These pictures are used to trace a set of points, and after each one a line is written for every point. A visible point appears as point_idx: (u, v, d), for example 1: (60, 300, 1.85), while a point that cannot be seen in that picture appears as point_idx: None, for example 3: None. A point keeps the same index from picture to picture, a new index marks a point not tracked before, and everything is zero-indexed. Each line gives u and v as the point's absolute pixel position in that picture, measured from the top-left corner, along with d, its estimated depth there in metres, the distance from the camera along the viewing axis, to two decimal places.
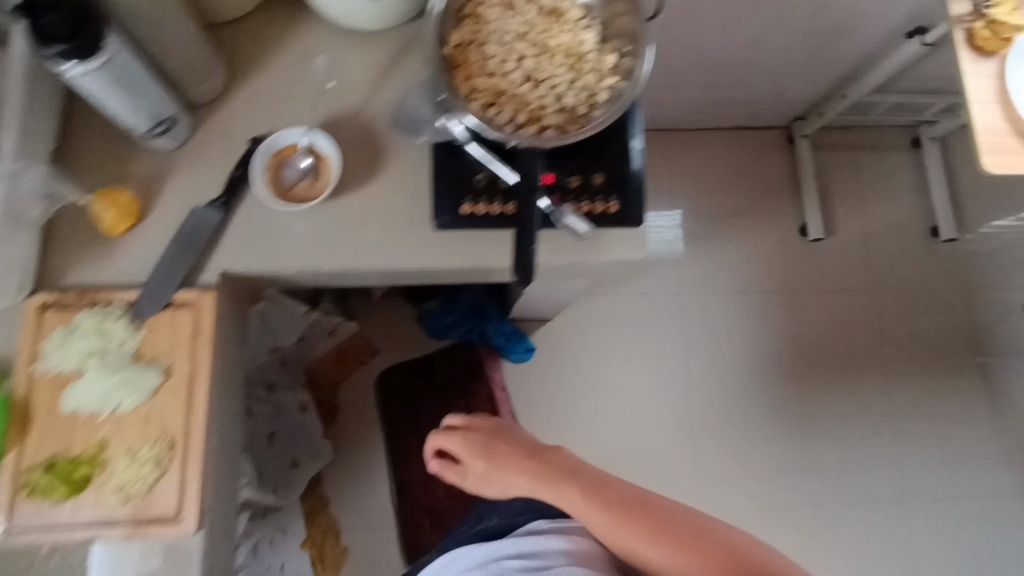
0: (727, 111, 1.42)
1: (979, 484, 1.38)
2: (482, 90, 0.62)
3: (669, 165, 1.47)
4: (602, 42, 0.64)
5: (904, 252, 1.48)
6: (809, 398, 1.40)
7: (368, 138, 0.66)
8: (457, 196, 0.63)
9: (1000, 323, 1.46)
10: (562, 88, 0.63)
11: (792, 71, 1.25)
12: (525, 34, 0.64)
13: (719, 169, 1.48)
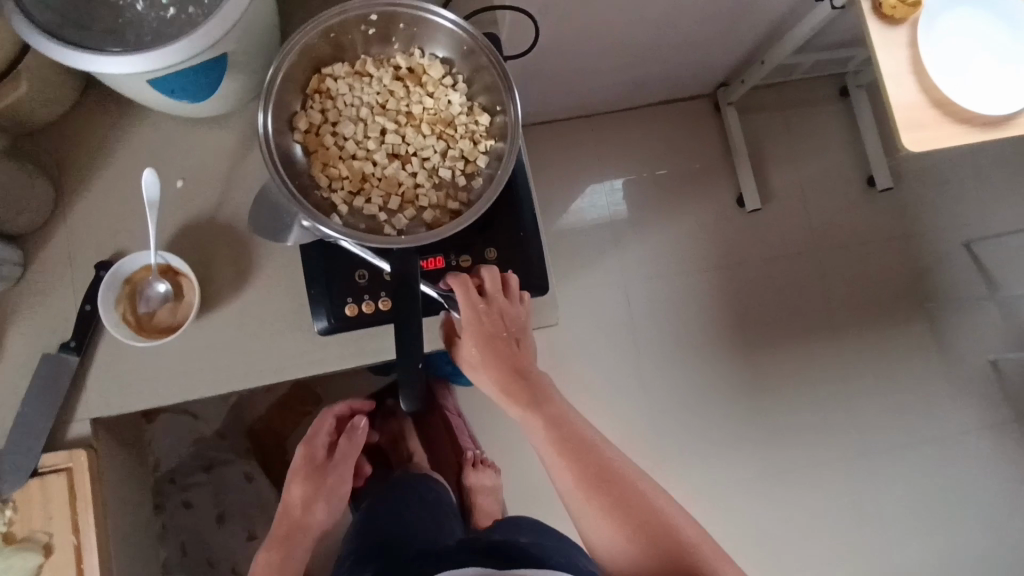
0: (648, 90, 1.37)
1: (938, 427, 1.41)
2: (348, 175, 0.65)
3: (594, 155, 1.44)
4: (466, 102, 0.66)
5: (844, 206, 1.47)
6: (764, 367, 1.41)
7: (226, 246, 0.61)
8: (338, 295, 0.59)
9: (945, 263, 1.47)
10: (431, 158, 0.66)
11: (704, 45, 1.20)
12: (384, 105, 0.66)
13: (647, 149, 1.45)
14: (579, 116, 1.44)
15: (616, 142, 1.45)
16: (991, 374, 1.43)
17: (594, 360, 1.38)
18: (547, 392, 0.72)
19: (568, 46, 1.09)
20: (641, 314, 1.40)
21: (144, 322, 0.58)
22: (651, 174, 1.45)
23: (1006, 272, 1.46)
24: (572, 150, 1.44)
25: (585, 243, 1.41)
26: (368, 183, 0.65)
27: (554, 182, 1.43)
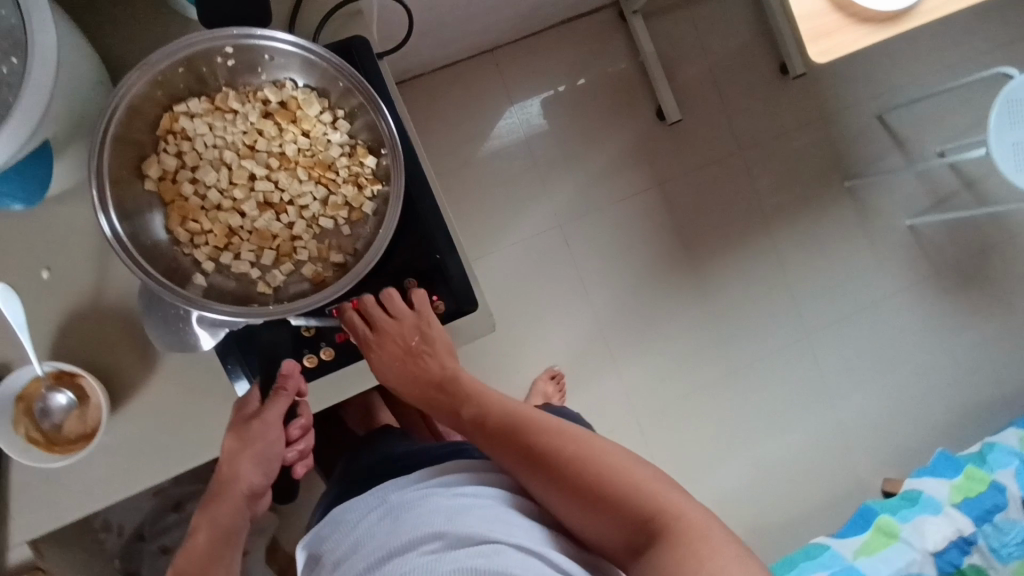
0: (548, 13, 1.29)
1: (865, 297, 1.52)
2: (216, 229, 0.69)
3: (504, 91, 1.38)
4: (348, 144, 0.71)
5: (763, 99, 1.46)
6: (703, 273, 1.46)
7: (113, 351, 0.68)
8: (255, 359, 0.68)
9: (860, 138, 1.51)
10: (304, 203, 0.71)
11: None
12: (253, 145, 0.70)
13: (557, 76, 1.39)
14: (481, 53, 1.36)
15: (524, 74, 1.38)
16: (909, 238, 1.53)
17: (540, 302, 1.40)
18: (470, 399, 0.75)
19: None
20: (580, 248, 1.41)
21: (55, 438, 0.67)
22: (567, 101, 1.40)
23: (918, 136, 1.52)
24: (480, 90, 1.37)
25: (512, 187, 1.39)
26: (236, 232, 0.70)
27: (469, 129, 1.37)
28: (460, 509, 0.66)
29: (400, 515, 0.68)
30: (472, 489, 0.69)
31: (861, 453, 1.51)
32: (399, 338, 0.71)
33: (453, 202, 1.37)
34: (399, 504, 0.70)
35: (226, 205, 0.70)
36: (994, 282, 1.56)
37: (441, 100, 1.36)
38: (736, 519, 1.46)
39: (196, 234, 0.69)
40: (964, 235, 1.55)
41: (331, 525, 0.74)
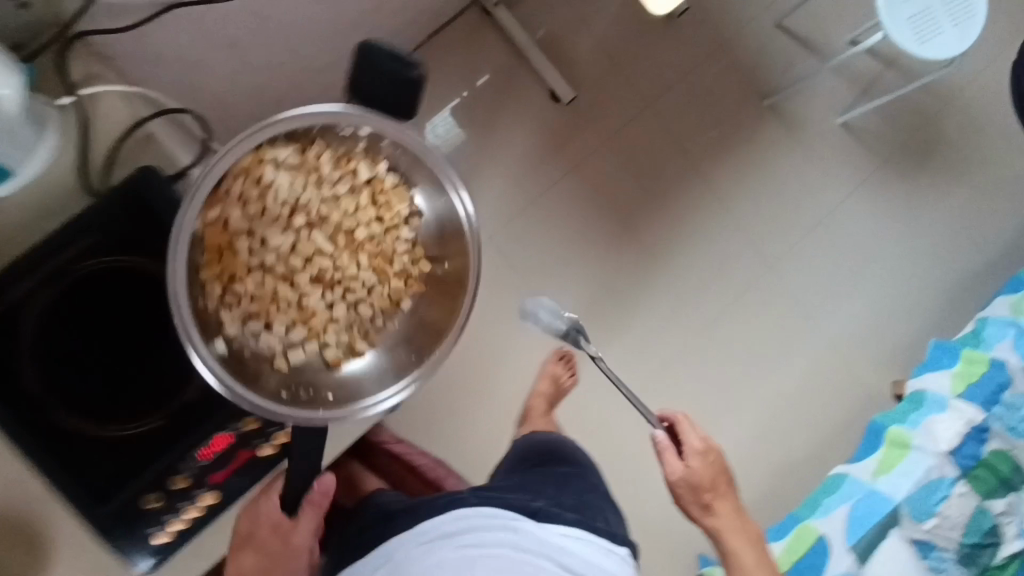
0: (407, 30, 1.25)
1: (818, 206, 1.47)
2: (260, 294, 0.75)
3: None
4: (411, 242, 0.79)
5: (653, 47, 1.41)
6: (648, 235, 1.41)
7: (16, 544, 0.67)
8: (148, 517, 0.68)
9: (765, 54, 1.45)
10: (353, 287, 0.78)
11: None
12: (321, 220, 0.77)
13: (439, 92, 1.35)
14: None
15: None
16: (845, 138, 1.48)
17: (496, 321, 1.36)
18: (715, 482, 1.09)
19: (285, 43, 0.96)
20: (517, 250, 1.37)
21: None
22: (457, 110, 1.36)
23: (821, 27, 1.46)
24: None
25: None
26: (275, 301, 0.75)
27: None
28: (468, 564, 0.73)
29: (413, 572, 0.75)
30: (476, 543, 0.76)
31: (861, 362, 1.47)
32: (698, 472, 1.08)
33: None
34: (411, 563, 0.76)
35: (277, 273, 0.76)
36: (943, 148, 1.51)
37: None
38: (757, 467, 1.42)
39: (233, 296, 0.73)
40: (898, 112, 1.50)
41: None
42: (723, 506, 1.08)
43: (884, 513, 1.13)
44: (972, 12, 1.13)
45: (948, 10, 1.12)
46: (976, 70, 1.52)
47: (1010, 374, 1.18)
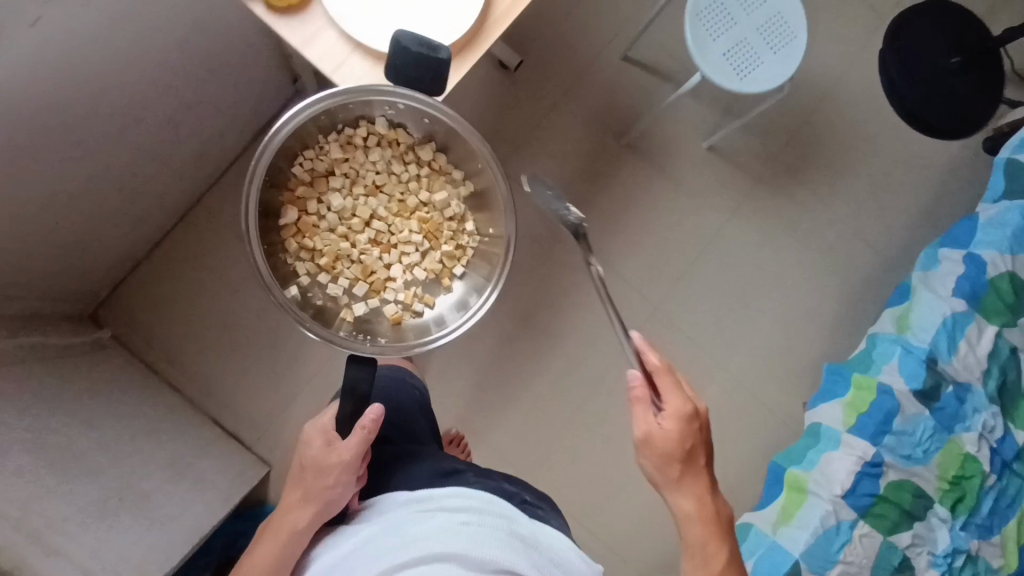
0: (227, 137, 1.21)
1: (696, 230, 1.42)
2: (329, 235, 0.99)
3: (234, 226, 1.29)
4: (456, 222, 1.03)
5: (496, 105, 1.36)
6: (523, 292, 1.37)
7: None
8: None
9: (613, 91, 1.40)
10: (405, 249, 1.03)
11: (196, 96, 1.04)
12: (366, 223, 1.02)
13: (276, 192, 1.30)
14: (193, 203, 1.28)
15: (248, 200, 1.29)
16: (711, 161, 1.43)
17: None
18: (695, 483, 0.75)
19: (48, 201, 0.92)
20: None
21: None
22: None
23: (669, 48, 1.40)
24: (212, 236, 1.29)
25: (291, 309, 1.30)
26: (339, 259, 1.00)
27: (221, 277, 1.29)
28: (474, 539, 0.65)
29: (412, 534, 0.66)
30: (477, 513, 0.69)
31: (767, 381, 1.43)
32: (668, 447, 0.74)
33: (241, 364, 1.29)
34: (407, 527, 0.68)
35: (341, 233, 1.00)
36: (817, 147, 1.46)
37: (180, 265, 1.28)
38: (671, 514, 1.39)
39: (307, 253, 0.98)
40: (763, 119, 1.44)
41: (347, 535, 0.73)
42: (658, 438, 0.74)
43: (786, 571, 1.06)
44: (792, 30, 1.07)
45: (763, 35, 1.07)
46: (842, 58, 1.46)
47: (898, 399, 1.12)
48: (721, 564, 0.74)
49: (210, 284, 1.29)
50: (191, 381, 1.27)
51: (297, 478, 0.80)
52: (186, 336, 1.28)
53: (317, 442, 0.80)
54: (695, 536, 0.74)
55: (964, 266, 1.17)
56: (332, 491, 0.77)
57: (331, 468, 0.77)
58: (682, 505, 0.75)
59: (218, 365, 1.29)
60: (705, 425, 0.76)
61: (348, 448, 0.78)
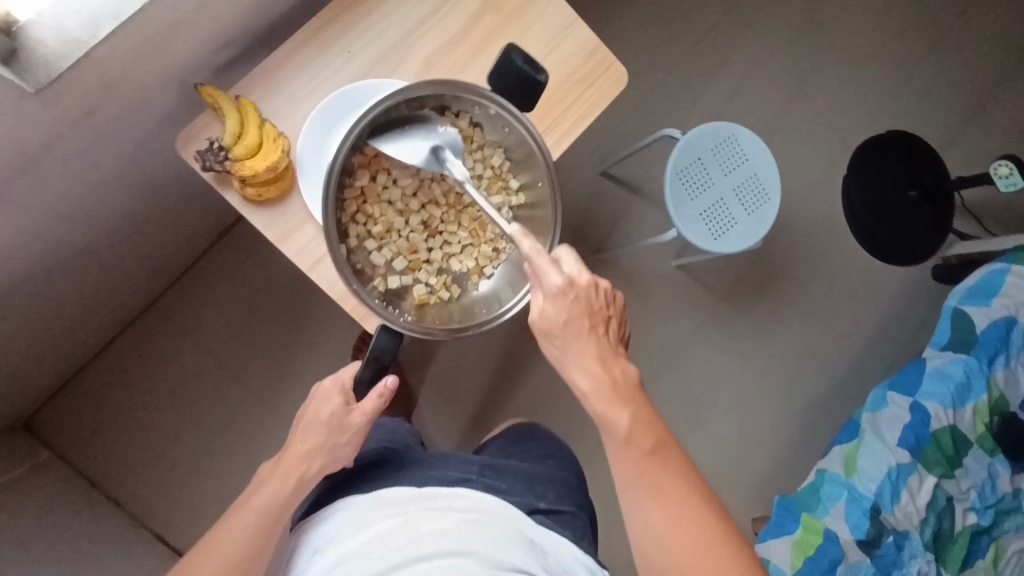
0: (189, 247, 1.12)
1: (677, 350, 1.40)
2: (375, 210, 0.79)
3: (191, 332, 1.20)
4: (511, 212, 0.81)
5: None
6: (495, 413, 1.31)
7: None
8: None
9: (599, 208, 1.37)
10: (450, 241, 0.83)
11: (162, 219, 0.95)
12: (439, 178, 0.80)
13: (233, 300, 1.21)
14: (146, 306, 1.18)
15: (208, 305, 1.20)
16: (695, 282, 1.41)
17: None
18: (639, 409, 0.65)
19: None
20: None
21: None
22: (264, 313, 1.22)
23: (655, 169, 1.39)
24: (165, 343, 1.19)
25: (246, 424, 1.20)
26: (389, 231, 0.80)
27: (173, 388, 1.19)
28: (488, 540, 0.63)
29: (423, 531, 0.63)
30: (487, 516, 0.66)
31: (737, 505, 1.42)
32: (580, 338, 0.66)
33: (187, 484, 1.17)
34: (416, 519, 0.64)
35: (394, 208, 0.80)
36: (784, 270, 1.49)
37: (127, 373, 1.17)
38: None
39: (360, 215, 0.78)
40: None
41: (341, 515, 0.67)
42: (556, 305, 0.65)
43: None
44: (767, 193, 1.09)
45: (739, 197, 1.08)
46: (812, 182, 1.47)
47: (841, 548, 1.17)
48: (625, 422, 0.64)
49: (161, 394, 1.18)
50: (131, 501, 1.15)
51: (292, 444, 0.71)
52: (129, 451, 1.17)
53: (325, 398, 0.72)
54: (607, 411, 0.64)
55: (908, 416, 1.23)
56: (340, 456, 0.72)
57: (348, 433, 0.72)
58: (590, 377, 0.65)
59: (163, 483, 1.17)
60: (615, 315, 0.69)
61: (365, 415, 0.72)
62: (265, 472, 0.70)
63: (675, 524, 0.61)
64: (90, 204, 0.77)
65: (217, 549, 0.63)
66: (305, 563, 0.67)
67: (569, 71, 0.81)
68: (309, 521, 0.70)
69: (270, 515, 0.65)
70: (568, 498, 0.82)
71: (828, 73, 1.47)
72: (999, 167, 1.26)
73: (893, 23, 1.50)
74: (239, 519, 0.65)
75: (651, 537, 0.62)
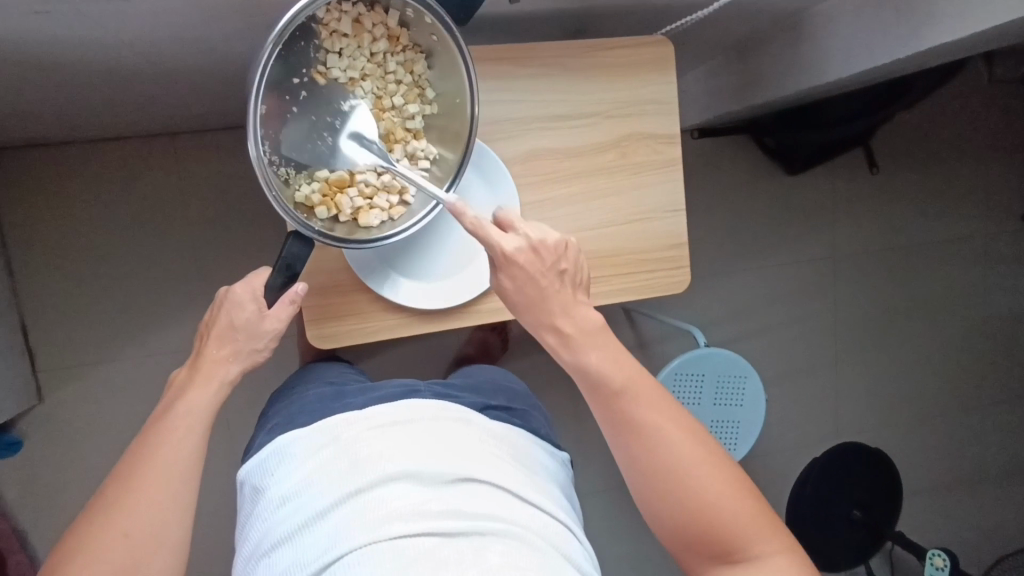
0: (236, 116, 1.05)
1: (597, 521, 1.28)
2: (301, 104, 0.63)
3: (181, 185, 1.12)
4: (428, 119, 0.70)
5: None
6: None
7: None
8: None
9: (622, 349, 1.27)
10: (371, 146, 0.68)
11: (222, 81, 0.87)
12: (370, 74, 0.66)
13: (239, 185, 1.13)
14: (159, 133, 1.10)
15: (213, 173, 1.12)
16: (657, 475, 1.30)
17: None
18: (595, 340, 0.61)
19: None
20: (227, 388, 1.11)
21: None
22: (255, 217, 1.14)
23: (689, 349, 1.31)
24: (154, 177, 1.11)
25: (170, 296, 1.12)
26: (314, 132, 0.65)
27: (129, 220, 1.11)
28: (432, 446, 0.54)
29: (360, 450, 0.53)
30: (427, 415, 0.58)
31: None
32: (529, 285, 0.61)
33: (81, 304, 1.10)
34: (350, 439, 0.55)
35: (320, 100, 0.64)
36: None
37: (101, 178, 1.09)
38: None
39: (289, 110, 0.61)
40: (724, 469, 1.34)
41: (268, 456, 0.58)
42: (520, 268, 0.60)
43: None
44: (736, 441, 1.07)
45: (711, 428, 1.06)
46: (797, 449, 1.39)
47: None
48: (593, 365, 0.59)
49: (118, 217, 1.10)
50: (25, 286, 1.08)
51: (203, 354, 0.63)
52: (53, 244, 1.09)
53: (235, 306, 0.62)
54: (588, 365, 0.60)
55: None
56: (259, 359, 0.65)
57: (263, 339, 0.64)
58: (559, 342, 0.61)
59: (63, 291, 1.09)
60: (570, 268, 0.62)
61: (279, 318, 0.64)
62: (180, 383, 0.62)
63: (669, 450, 0.57)
64: (164, 43, 0.72)
65: (142, 461, 0.55)
66: (250, 502, 0.58)
67: (640, 246, 0.79)
68: (240, 470, 0.60)
69: (201, 419, 0.59)
70: (518, 398, 0.74)
71: (870, 368, 1.42)
72: (937, 556, 1.22)
73: (954, 366, 1.45)
74: (161, 433, 0.57)
75: (641, 476, 0.58)
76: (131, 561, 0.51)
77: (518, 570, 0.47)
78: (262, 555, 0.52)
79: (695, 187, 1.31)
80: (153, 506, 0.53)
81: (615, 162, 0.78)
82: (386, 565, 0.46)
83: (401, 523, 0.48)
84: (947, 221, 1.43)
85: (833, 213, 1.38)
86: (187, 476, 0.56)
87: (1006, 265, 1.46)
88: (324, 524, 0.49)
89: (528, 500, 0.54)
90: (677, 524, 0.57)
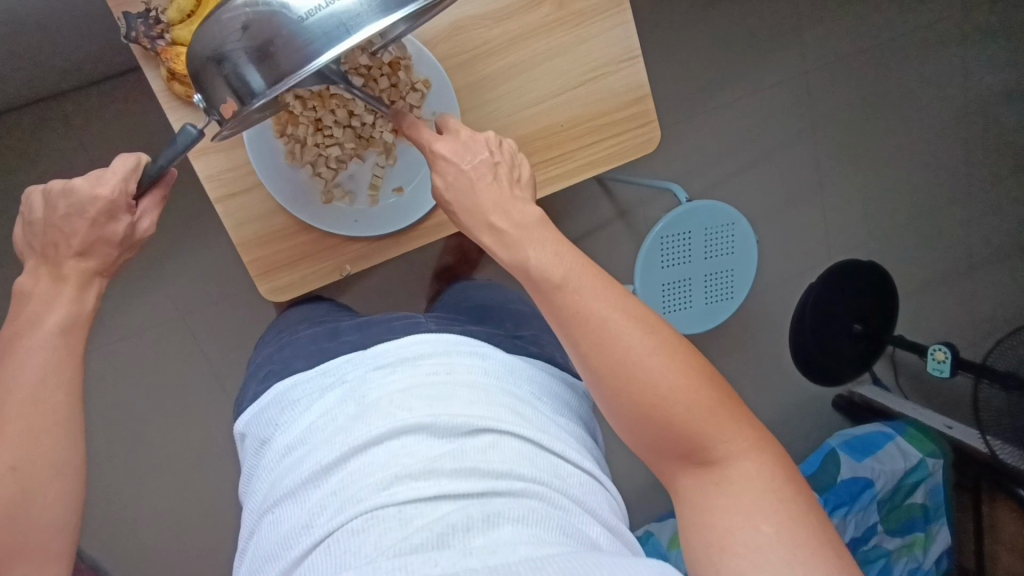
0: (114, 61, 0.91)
1: None
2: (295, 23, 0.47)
3: (83, 152, 0.99)
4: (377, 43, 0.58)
5: None
6: None
7: None
8: None
9: (602, 226, 1.21)
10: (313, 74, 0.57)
11: (73, 20, 0.73)
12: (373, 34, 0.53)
13: (144, 140, 1.00)
14: (37, 101, 0.96)
15: (112, 133, 0.99)
16: None
17: (157, 437, 1.05)
18: (532, 229, 0.54)
19: None
20: (197, 351, 1.05)
21: None
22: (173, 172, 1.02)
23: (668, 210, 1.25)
24: (51, 150, 0.98)
25: None
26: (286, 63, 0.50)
27: None
28: (444, 392, 0.48)
29: (369, 395, 0.48)
30: (438, 351, 0.52)
31: None
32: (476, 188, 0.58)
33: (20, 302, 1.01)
34: (358, 384, 0.49)
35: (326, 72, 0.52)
36: (730, 354, 1.37)
37: None
38: None
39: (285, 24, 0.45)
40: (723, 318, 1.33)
41: (270, 406, 0.52)
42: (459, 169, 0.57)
43: None
44: (733, 288, 1.04)
45: (706, 282, 1.03)
46: (793, 282, 1.37)
47: None
48: (533, 254, 0.53)
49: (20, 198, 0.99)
50: None
51: (65, 264, 0.56)
52: None
53: (104, 216, 0.57)
54: (539, 260, 0.52)
55: (836, 483, 1.25)
56: (123, 265, 0.61)
57: (133, 244, 0.61)
58: (495, 240, 0.55)
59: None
60: (503, 162, 0.58)
61: (151, 220, 0.61)
62: (43, 296, 0.54)
63: (616, 342, 0.49)
64: None
65: (14, 392, 0.49)
66: (255, 456, 0.52)
67: (597, 108, 0.70)
68: (240, 422, 0.55)
69: (79, 342, 0.54)
70: (529, 321, 0.70)
71: (853, 183, 1.37)
72: (937, 350, 1.23)
73: (934, 165, 1.41)
74: (24, 353, 0.51)
75: (594, 376, 0.50)
76: (22, 493, 0.47)
77: (538, 529, 0.40)
78: (266, 510, 0.46)
79: (650, 24, 1.20)
80: (40, 435, 0.48)
81: (551, 16, 0.68)
82: (391, 529, 0.39)
83: (411, 483, 0.42)
84: (912, 12, 1.32)
85: (795, 25, 1.26)
86: (72, 401, 0.51)
87: (979, 42, 1.37)
88: (328, 481, 0.43)
89: (557, 454, 0.48)
90: (634, 424, 0.49)
